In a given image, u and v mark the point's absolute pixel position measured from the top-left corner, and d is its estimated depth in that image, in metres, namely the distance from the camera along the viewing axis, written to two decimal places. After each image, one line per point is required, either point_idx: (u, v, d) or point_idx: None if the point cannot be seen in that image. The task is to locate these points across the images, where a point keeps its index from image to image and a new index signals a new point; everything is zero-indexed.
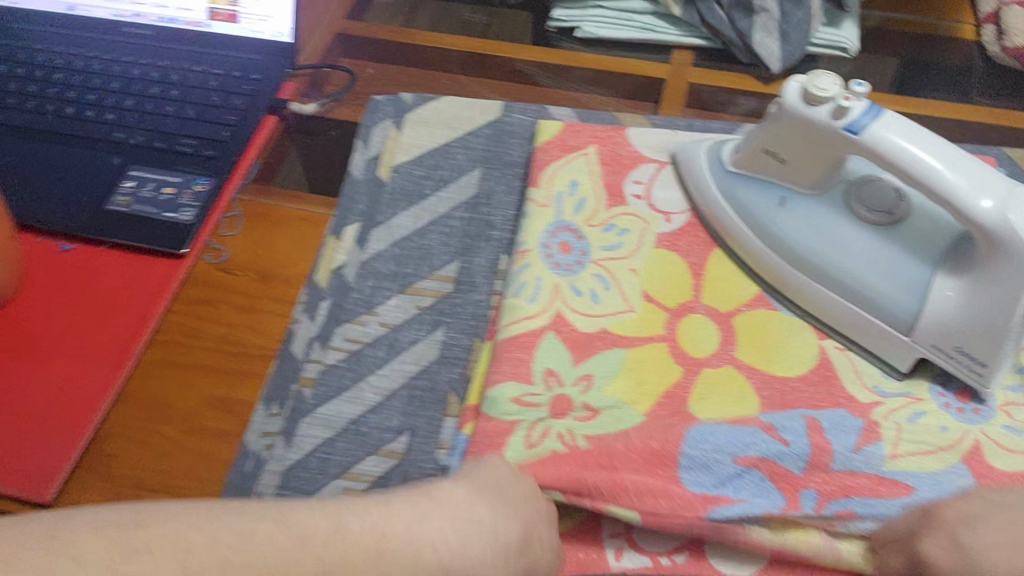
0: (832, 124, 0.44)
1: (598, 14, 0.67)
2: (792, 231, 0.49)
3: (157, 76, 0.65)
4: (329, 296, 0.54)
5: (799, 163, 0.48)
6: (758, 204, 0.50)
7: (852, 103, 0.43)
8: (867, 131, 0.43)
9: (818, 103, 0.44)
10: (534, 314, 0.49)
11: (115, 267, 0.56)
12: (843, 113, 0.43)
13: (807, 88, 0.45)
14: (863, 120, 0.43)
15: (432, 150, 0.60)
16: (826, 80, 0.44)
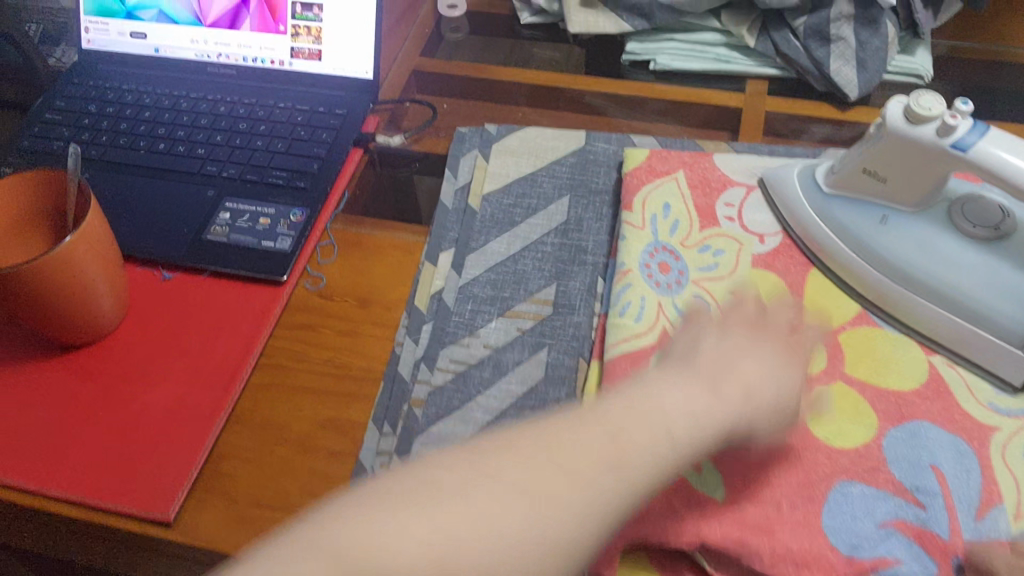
0: (937, 141, 0.46)
1: (672, 46, 0.69)
2: (892, 247, 0.51)
3: (245, 113, 0.67)
4: (430, 320, 0.55)
5: (901, 182, 0.50)
6: (859, 223, 0.52)
7: (957, 121, 0.45)
8: (974, 148, 0.44)
9: (922, 123, 0.46)
10: (642, 332, 0.49)
11: (216, 296, 0.58)
12: (949, 131, 0.45)
13: (910, 107, 0.46)
14: (969, 137, 0.45)
15: (519, 179, 0.61)
16: (930, 99, 0.46)
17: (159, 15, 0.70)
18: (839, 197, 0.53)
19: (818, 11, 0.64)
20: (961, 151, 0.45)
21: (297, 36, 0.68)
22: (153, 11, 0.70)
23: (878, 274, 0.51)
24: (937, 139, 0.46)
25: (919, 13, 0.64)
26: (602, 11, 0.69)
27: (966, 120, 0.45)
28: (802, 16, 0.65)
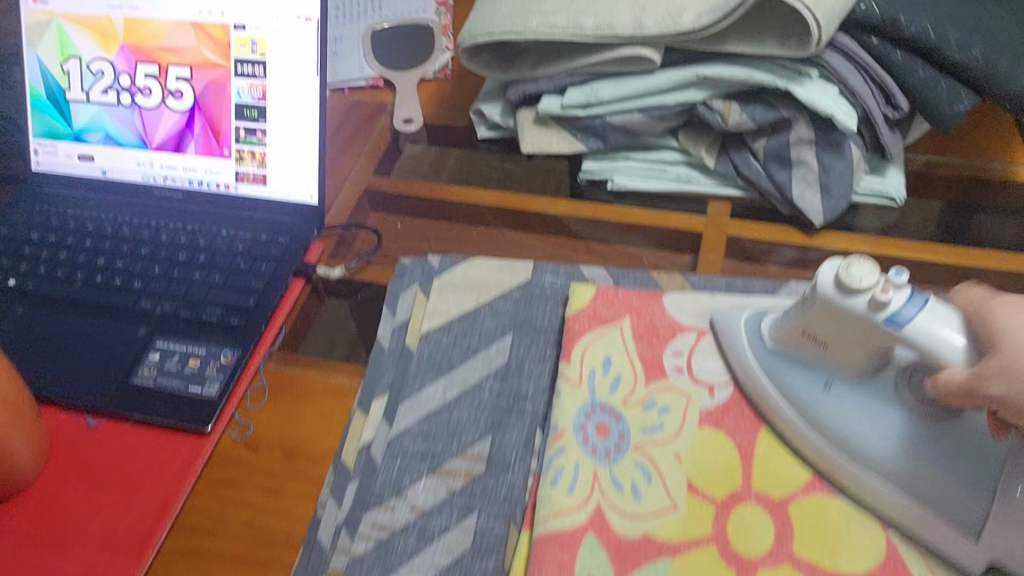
0: (872, 315, 0.43)
1: (629, 166, 0.66)
2: (836, 415, 0.48)
3: (186, 241, 0.65)
4: (356, 478, 0.52)
5: (841, 348, 0.47)
6: (803, 386, 0.49)
7: (890, 295, 0.42)
8: (911, 324, 0.42)
9: (855, 294, 0.43)
10: (577, 506, 0.46)
11: (139, 447, 0.55)
12: (882, 306, 0.42)
13: (841, 276, 0.44)
14: (905, 312, 0.42)
15: (460, 317, 0.59)
16: (862, 268, 0.43)
17: (105, 138, 0.69)
18: (780, 355, 0.50)
19: (777, 135, 0.61)
20: (896, 326, 0.42)
21: (241, 160, 0.67)
22: (99, 133, 0.69)
23: (824, 443, 0.48)
24: (871, 314, 0.43)
25: (885, 136, 0.60)
26: (556, 130, 0.67)
27: (900, 293, 0.43)
28: (762, 138, 0.62)
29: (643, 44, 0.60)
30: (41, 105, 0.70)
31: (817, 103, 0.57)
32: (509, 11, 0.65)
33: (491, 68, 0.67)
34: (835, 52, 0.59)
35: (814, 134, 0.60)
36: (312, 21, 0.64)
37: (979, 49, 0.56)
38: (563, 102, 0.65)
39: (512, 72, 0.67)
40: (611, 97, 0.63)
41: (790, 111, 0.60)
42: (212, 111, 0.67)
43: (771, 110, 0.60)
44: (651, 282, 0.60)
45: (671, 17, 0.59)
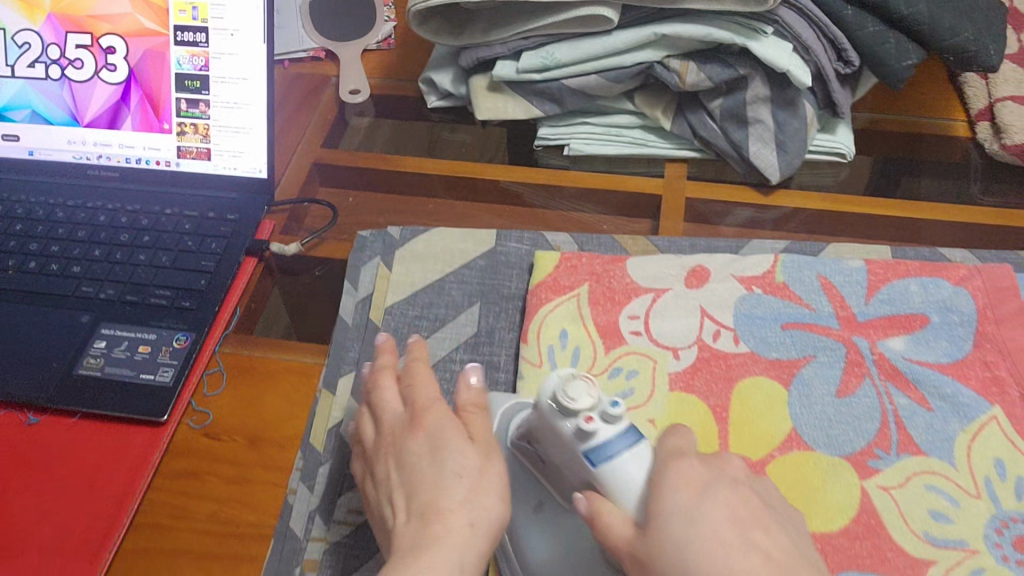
0: (574, 442, 0.41)
1: (585, 131, 0.65)
2: (528, 543, 0.45)
3: (127, 222, 0.62)
4: (329, 461, 0.50)
5: (552, 466, 0.44)
6: (513, 504, 0.46)
7: (596, 425, 0.40)
8: (607, 462, 0.39)
9: (569, 415, 0.41)
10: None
11: (86, 444, 0.51)
12: (589, 436, 0.40)
13: (558, 396, 0.42)
14: (613, 447, 0.40)
15: (425, 288, 0.57)
16: (580, 387, 0.41)
17: (32, 115, 0.64)
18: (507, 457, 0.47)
19: (733, 94, 0.61)
20: (593, 460, 0.40)
21: (183, 134, 0.63)
22: (24, 111, 0.64)
23: (519, 568, 0.45)
24: (575, 441, 0.40)
25: (836, 92, 0.60)
26: (510, 96, 0.65)
27: (610, 425, 0.40)
28: (718, 98, 0.62)
29: (601, 3, 0.59)
30: None
31: (773, 59, 0.57)
32: None
33: (440, 34, 0.65)
34: (789, 9, 0.58)
35: (769, 91, 0.61)
36: None
37: (925, 4, 0.58)
38: (517, 66, 0.63)
39: (464, 37, 0.65)
40: (568, 59, 0.62)
41: (746, 68, 0.60)
42: (149, 84, 0.62)
43: (727, 69, 0.60)
44: (617, 246, 0.59)
45: None
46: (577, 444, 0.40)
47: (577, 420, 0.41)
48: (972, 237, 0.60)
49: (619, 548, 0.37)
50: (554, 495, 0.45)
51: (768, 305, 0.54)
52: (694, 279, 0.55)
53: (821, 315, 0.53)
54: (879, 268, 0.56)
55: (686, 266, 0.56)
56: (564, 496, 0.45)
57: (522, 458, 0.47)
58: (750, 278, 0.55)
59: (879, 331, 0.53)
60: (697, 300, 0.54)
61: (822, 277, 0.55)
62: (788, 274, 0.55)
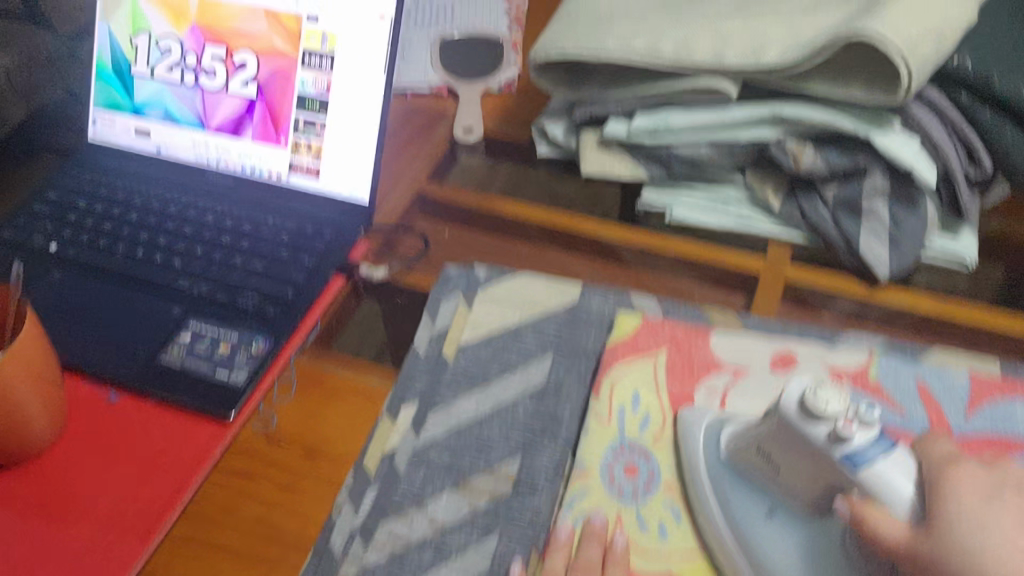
0: (829, 449, 0.39)
1: (689, 200, 0.65)
2: (768, 548, 0.43)
3: (231, 226, 0.64)
4: (377, 485, 0.50)
5: (791, 477, 0.42)
6: (743, 513, 0.44)
7: (854, 430, 0.39)
8: (872, 467, 0.38)
9: (820, 420, 0.40)
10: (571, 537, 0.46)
11: (155, 428, 0.53)
12: (844, 440, 0.39)
13: (807, 400, 0.40)
14: (869, 453, 0.38)
15: (501, 331, 0.57)
16: (829, 395, 0.40)
17: (164, 116, 0.69)
18: (731, 471, 0.46)
19: (849, 183, 0.59)
20: (853, 468, 0.38)
21: (297, 151, 0.66)
22: (158, 110, 0.69)
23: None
24: (828, 446, 0.39)
25: (962, 195, 0.57)
26: (618, 154, 0.65)
27: (867, 431, 0.39)
28: (833, 185, 0.60)
29: (723, 77, 0.58)
30: (106, 77, 0.70)
31: (895, 152, 0.55)
32: (585, 29, 0.63)
33: (558, 87, 0.66)
34: (920, 103, 0.57)
35: (889, 186, 0.58)
36: (387, 19, 0.62)
37: None
38: (630, 127, 0.63)
39: (581, 92, 0.66)
40: (682, 127, 0.61)
41: (866, 158, 0.57)
42: (273, 99, 0.66)
43: (846, 156, 0.58)
44: (704, 319, 0.57)
45: (756, 52, 0.56)
46: (840, 450, 0.39)
47: (833, 425, 0.39)
48: None
49: (895, 551, 0.37)
50: (786, 499, 0.43)
51: (860, 402, 0.51)
52: (780, 362, 0.53)
53: (913, 420, 0.50)
54: (984, 382, 0.52)
55: (773, 348, 0.54)
56: (801, 502, 0.43)
57: (740, 470, 0.46)
58: (842, 370, 0.52)
59: (977, 449, 0.48)
60: (783, 385, 0.51)
61: (919, 381, 0.52)
62: (883, 373, 0.52)
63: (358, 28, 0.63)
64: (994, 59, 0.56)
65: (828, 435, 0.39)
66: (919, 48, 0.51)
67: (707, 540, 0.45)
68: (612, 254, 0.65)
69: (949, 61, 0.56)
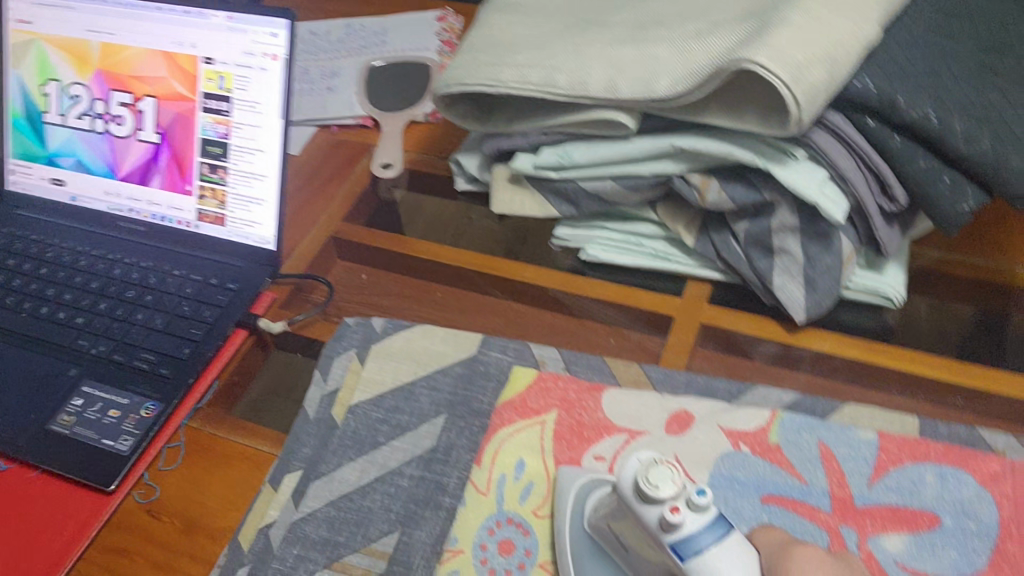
0: (658, 532, 0.37)
1: (603, 237, 0.62)
2: None
3: (137, 278, 0.63)
4: (249, 564, 0.48)
5: (638, 559, 0.40)
6: None
7: (683, 515, 0.36)
8: (698, 556, 0.35)
9: (651, 502, 0.37)
10: None
11: (36, 500, 0.52)
12: (673, 527, 0.36)
13: (639, 481, 0.38)
14: (697, 541, 0.36)
15: (394, 390, 0.55)
16: (663, 473, 0.37)
17: (77, 163, 0.67)
18: (591, 544, 0.44)
19: (759, 219, 0.55)
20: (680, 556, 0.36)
21: (203, 199, 0.64)
22: (71, 159, 0.67)
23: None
24: (659, 531, 0.37)
25: (878, 228, 0.54)
26: (527, 189, 0.62)
27: (698, 515, 0.36)
28: (744, 220, 0.56)
29: (619, 109, 0.55)
30: (20, 125, 0.69)
31: (800, 189, 0.52)
32: (484, 60, 0.60)
33: (466, 120, 0.63)
34: (824, 131, 0.52)
35: (798, 222, 0.54)
36: (279, 60, 0.60)
37: (988, 142, 0.50)
38: (536, 162, 0.60)
39: (489, 124, 0.63)
40: (584, 161, 0.58)
41: (772, 193, 0.53)
42: (178, 145, 0.64)
43: (752, 191, 0.54)
44: (606, 370, 0.55)
45: (647, 82, 0.53)
46: (667, 535, 0.36)
47: (663, 510, 0.37)
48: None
49: None
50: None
51: (753, 467, 0.48)
52: (675, 423, 0.50)
53: (811, 490, 0.47)
54: (894, 445, 0.49)
55: (669, 407, 0.51)
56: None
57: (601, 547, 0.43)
58: (740, 433, 0.50)
59: (875, 524, 0.46)
60: (673, 449, 0.49)
61: (822, 443, 0.49)
62: (784, 435, 0.50)
63: (250, 69, 0.61)
64: (906, 81, 0.51)
65: (660, 521, 0.37)
66: (807, 74, 0.48)
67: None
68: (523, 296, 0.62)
69: (849, 85, 0.51)
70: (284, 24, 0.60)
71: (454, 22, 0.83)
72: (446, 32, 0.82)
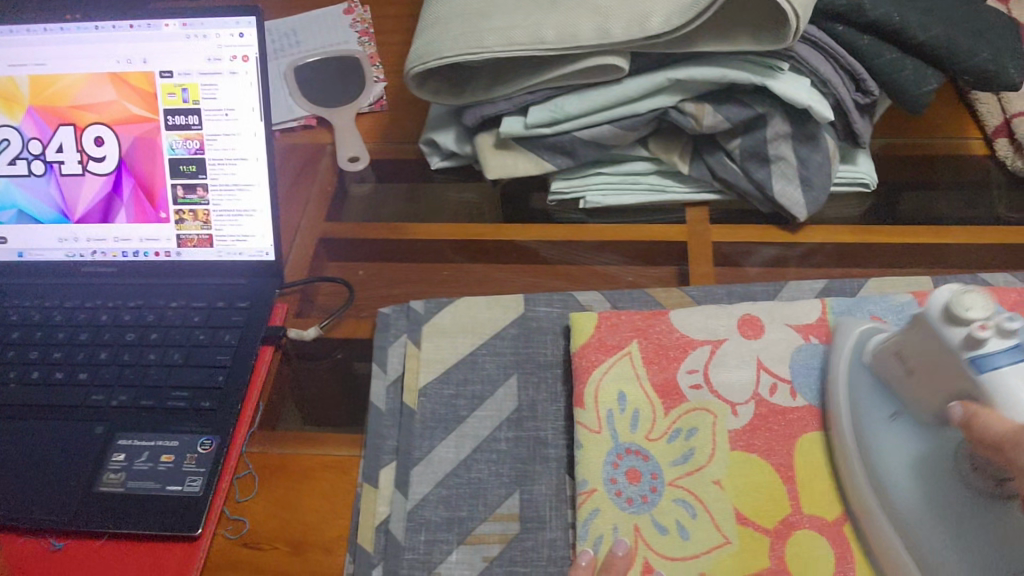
0: (958, 350, 0.39)
1: (601, 182, 0.63)
2: (880, 454, 0.44)
3: (131, 319, 0.58)
4: (380, 563, 0.47)
5: (921, 382, 0.42)
6: (868, 412, 0.45)
7: (989, 334, 0.38)
8: (993, 372, 0.38)
9: (956, 324, 0.39)
10: None
11: (116, 566, 0.47)
12: (977, 343, 0.38)
13: (950, 304, 0.40)
14: (995, 358, 0.38)
15: (457, 363, 0.54)
16: (976, 298, 0.39)
17: (19, 215, 0.61)
18: (867, 370, 0.47)
19: (751, 133, 0.59)
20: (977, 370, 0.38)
21: (183, 222, 0.60)
22: (10, 211, 0.61)
23: (869, 486, 0.44)
24: (960, 349, 0.39)
25: (857, 123, 0.58)
26: (520, 152, 0.63)
27: (1004, 338, 0.38)
28: (736, 137, 0.60)
29: (611, 52, 0.57)
30: None
31: (792, 96, 0.56)
32: (458, 30, 0.60)
33: (440, 95, 0.63)
34: (806, 43, 0.57)
35: (790, 129, 0.58)
36: (251, 61, 0.58)
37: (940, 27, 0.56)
38: (526, 122, 0.61)
39: (465, 96, 0.63)
40: (577, 111, 0.60)
41: (764, 106, 0.58)
42: (142, 171, 0.59)
43: (744, 109, 0.58)
44: (649, 299, 0.57)
45: (638, 22, 0.55)
46: (964, 350, 0.39)
47: (968, 329, 0.39)
48: (984, 255, 0.60)
49: (1001, 445, 0.36)
50: (909, 404, 0.44)
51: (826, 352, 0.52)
52: (749, 328, 0.53)
53: None
54: (928, 301, 0.54)
55: (735, 314, 0.53)
56: (927, 412, 0.43)
57: (877, 378, 0.46)
58: (806, 325, 0.53)
59: None
60: (754, 351, 0.52)
61: (877, 317, 0.53)
62: (843, 318, 0.53)
63: (220, 76, 0.58)
64: None
65: (962, 341, 0.39)
66: None
67: (841, 460, 0.46)
68: (530, 255, 0.64)
69: None
70: (251, 23, 0.58)
71: (360, 12, 0.81)
72: (357, 24, 0.80)
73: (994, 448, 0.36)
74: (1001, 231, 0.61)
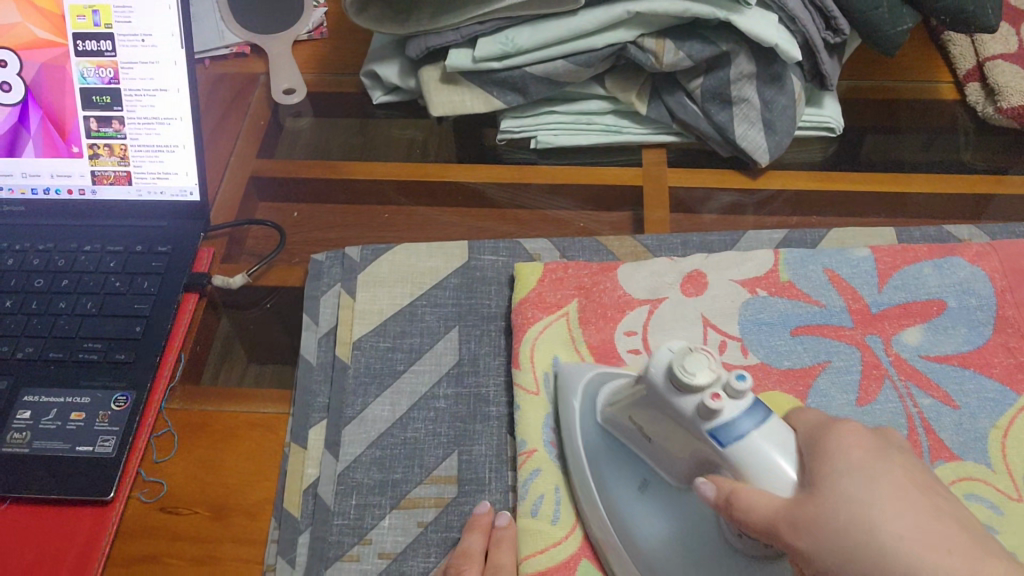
0: (697, 419, 0.34)
1: (553, 121, 0.59)
2: (631, 522, 0.40)
3: (40, 264, 0.54)
4: (307, 529, 0.44)
5: (666, 442, 0.37)
6: (615, 483, 0.41)
7: (722, 402, 0.33)
8: (734, 443, 0.32)
9: (689, 391, 0.34)
10: (563, 538, 0.42)
11: (19, 535, 0.44)
12: (711, 413, 0.33)
13: (673, 369, 0.34)
14: (738, 425, 0.32)
15: (394, 315, 0.51)
16: (696, 359, 0.34)
17: None
18: (599, 432, 0.42)
19: (715, 73, 0.55)
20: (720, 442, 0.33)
21: (97, 157, 0.55)
22: None
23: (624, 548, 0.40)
24: (698, 418, 0.33)
25: (824, 63, 0.55)
26: (466, 87, 0.59)
27: (735, 401, 0.33)
28: (697, 77, 0.56)
29: None
30: None
31: (758, 32, 0.52)
32: None
33: (383, 23, 0.58)
34: None
35: (754, 67, 0.55)
36: None
37: None
38: (475, 55, 0.56)
39: (409, 24, 0.58)
40: (529, 45, 0.55)
41: (729, 44, 0.54)
42: (50, 101, 0.54)
43: (708, 46, 0.54)
44: (602, 249, 0.54)
45: None
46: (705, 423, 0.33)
47: (701, 397, 0.33)
48: (950, 205, 0.58)
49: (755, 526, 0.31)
50: (658, 472, 0.40)
51: (775, 307, 0.49)
52: (691, 286, 0.50)
53: (831, 312, 0.49)
54: (886, 255, 0.51)
55: (681, 270, 0.51)
56: (678, 475, 0.38)
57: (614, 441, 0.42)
58: (753, 279, 0.50)
59: (892, 325, 0.49)
60: (697, 308, 0.49)
61: (828, 270, 0.51)
62: (793, 271, 0.51)
63: None
64: None
65: (698, 408, 0.34)
66: None
67: None
68: (478, 196, 0.60)
69: None
70: None
71: None
72: None
73: (766, 531, 0.31)
74: (970, 179, 0.58)
